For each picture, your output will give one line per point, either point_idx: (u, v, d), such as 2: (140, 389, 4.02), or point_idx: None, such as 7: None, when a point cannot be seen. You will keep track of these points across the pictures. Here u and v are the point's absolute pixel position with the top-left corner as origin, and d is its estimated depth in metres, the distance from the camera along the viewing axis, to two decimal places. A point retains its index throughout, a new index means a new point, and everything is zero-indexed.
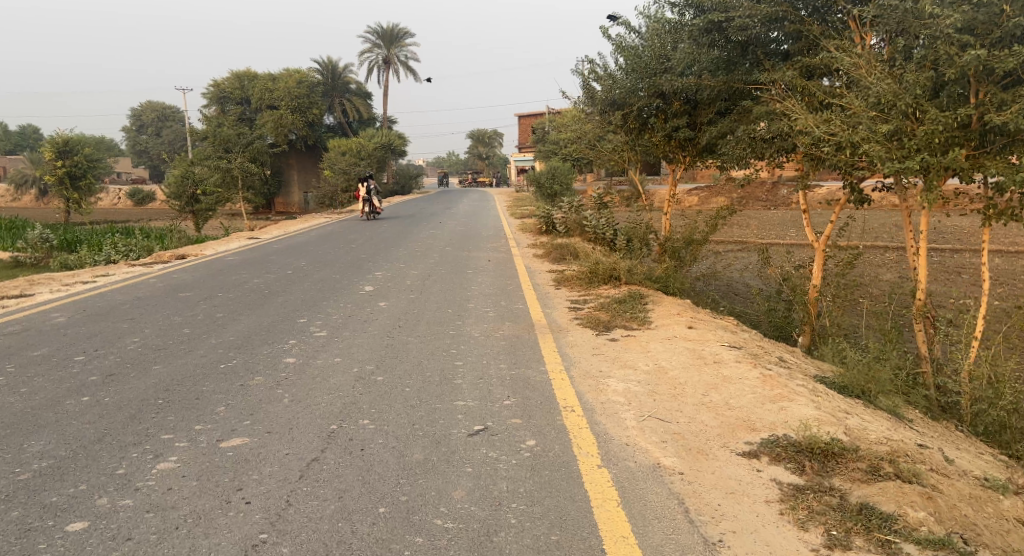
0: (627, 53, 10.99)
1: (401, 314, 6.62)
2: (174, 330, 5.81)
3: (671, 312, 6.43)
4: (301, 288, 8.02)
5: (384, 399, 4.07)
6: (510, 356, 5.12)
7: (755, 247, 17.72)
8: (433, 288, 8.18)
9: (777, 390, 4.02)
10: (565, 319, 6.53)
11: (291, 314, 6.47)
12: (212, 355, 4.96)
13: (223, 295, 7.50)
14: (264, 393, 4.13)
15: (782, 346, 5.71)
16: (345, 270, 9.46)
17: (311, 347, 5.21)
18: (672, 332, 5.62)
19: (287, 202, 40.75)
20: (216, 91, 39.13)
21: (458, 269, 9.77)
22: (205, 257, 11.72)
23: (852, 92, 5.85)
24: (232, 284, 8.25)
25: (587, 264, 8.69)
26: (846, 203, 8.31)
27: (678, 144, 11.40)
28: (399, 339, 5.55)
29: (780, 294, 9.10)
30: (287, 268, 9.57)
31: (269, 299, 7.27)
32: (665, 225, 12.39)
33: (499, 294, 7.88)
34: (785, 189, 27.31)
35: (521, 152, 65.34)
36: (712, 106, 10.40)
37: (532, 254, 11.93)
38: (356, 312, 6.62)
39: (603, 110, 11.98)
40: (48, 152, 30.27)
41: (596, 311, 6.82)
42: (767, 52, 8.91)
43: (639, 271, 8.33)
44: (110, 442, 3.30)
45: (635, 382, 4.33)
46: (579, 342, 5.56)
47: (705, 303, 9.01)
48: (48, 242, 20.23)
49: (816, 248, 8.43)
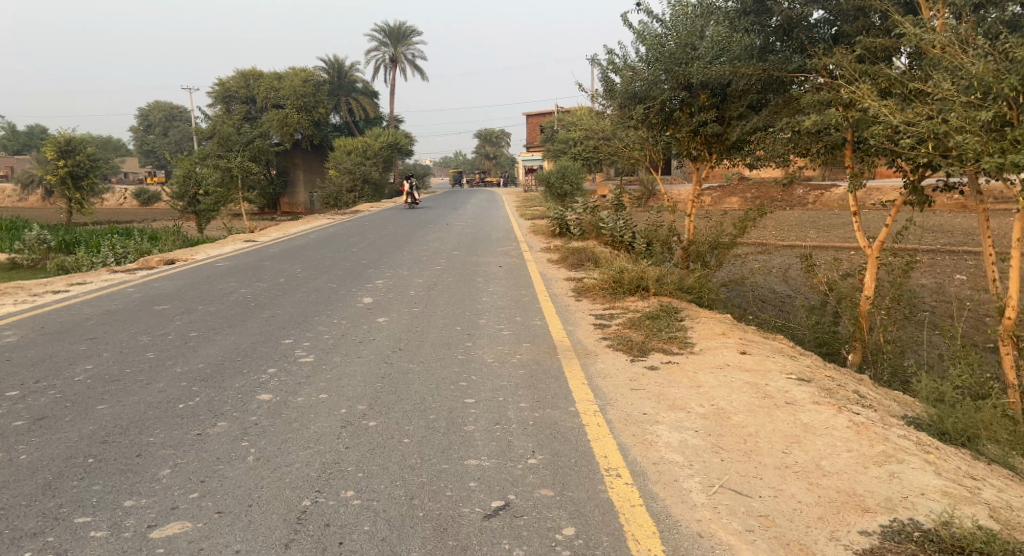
0: (650, 41, 10.12)
1: (402, 334, 5.74)
2: (136, 354, 4.95)
3: (714, 331, 5.55)
4: (293, 300, 7.14)
5: (375, 455, 3.19)
6: (531, 390, 4.25)
7: (778, 251, 16.80)
8: (441, 301, 7.31)
9: (881, 449, 3.13)
10: (590, 339, 5.64)
11: (275, 333, 5.60)
12: (174, 390, 4.10)
13: (203, 308, 6.65)
14: (225, 447, 3.26)
15: (851, 376, 4.83)
16: (344, 278, 8.59)
17: (293, 379, 4.35)
18: (722, 359, 4.73)
19: (293, 203, 40.50)
20: (222, 90, 38.30)
21: (467, 277, 8.92)
22: (194, 261, 10.89)
23: (936, 74, 4.97)
24: (217, 295, 7.40)
25: (610, 272, 7.79)
26: (904, 204, 7.36)
27: (704, 140, 10.48)
28: (399, 368, 4.68)
29: (825, 306, 8.18)
30: (279, 276, 8.71)
31: (254, 314, 6.40)
32: (688, 227, 11.49)
33: (513, 307, 7.02)
34: (801, 188, 26.47)
35: (529, 151, 64.62)
36: (743, 98, 9.49)
37: (546, 259, 11.06)
38: (351, 331, 5.76)
39: (622, 104, 11.07)
40: (49, 150, 29.60)
41: (625, 329, 5.94)
42: (811, 37, 8.06)
43: (669, 281, 7.45)
44: (3, 535, 2.49)
45: (693, 432, 3.44)
46: (611, 371, 4.67)
47: (740, 315, 8.11)
48: (45, 243, 19.55)
49: (869, 254, 7.48)
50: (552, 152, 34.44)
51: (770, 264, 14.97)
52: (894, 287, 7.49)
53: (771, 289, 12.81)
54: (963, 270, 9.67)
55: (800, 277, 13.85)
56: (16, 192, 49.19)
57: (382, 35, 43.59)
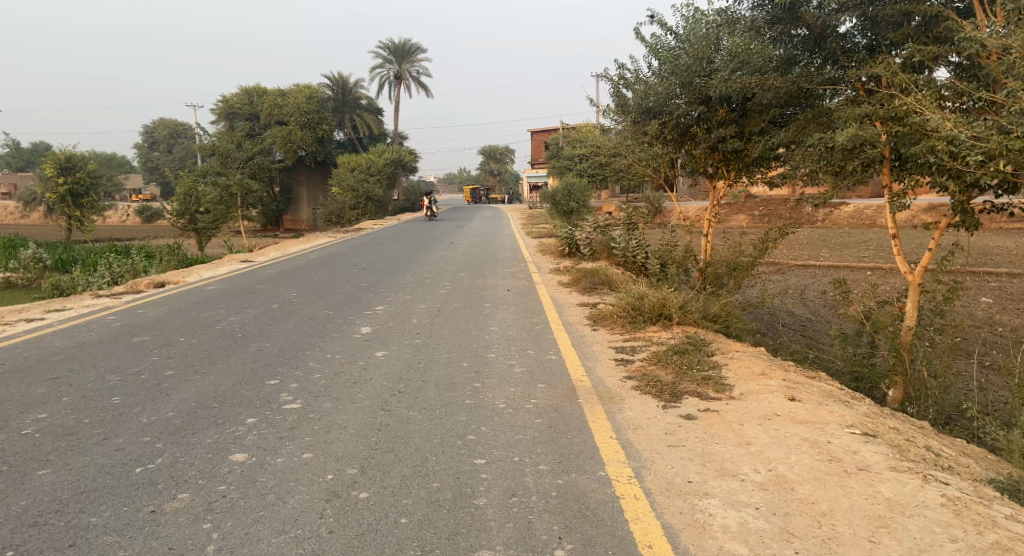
0: (665, 54, 9.62)
1: (402, 371, 5.13)
2: (99, 399, 4.34)
3: (752, 370, 4.94)
4: (284, 330, 6.55)
5: (365, 546, 2.62)
6: (551, 446, 3.63)
7: (794, 272, 16.24)
8: (445, 330, 6.70)
9: (993, 541, 2.54)
10: (613, 379, 5.02)
11: (261, 371, 5.01)
12: (134, 448, 3.50)
13: (185, 341, 6.07)
14: (182, 533, 2.69)
15: (915, 426, 4.23)
16: (341, 304, 7.99)
17: (275, 433, 3.76)
18: (770, 408, 4.11)
19: (296, 220, 40.08)
20: (225, 107, 37.93)
21: (474, 302, 8.35)
22: (184, 284, 10.31)
23: (1016, 82, 4.63)
24: (202, 325, 6.81)
25: (629, 298, 7.20)
26: (950, 226, 6.75)
27: (722, 157, 9.90)
28: (398, 417, 4.08)
29: (861, 334, 7.57)
30: (272, 302, 8.13)
31: (240, 347, 5.80)
32: (706, 246, 10.91)
33: (524, 338, 6.41)
34: (810, 206, 25.97)
35: (533, 168, 64.41)
36: (765, 113, 8.97)
37: (556, 281, 10.50)
38: (345, 368, 5.17)
39: (635, 120, 10.54)
40: (49, 167, 29.22)
41: (651, 365, 5.34)
42: (843, 47, 7.52)
43: (694, 309, 6.88)
44: None
45: (753, 510, 2.84)
46: (642, 421, 4.05)
47: (768, 345, 7.48)
48: (41, 262, 19.04)
49: (911, 280, 6.86)
50: (557, 168, 34.09)
51: (788, 286, 14.40)
52: (938, 316, 6.87)
53: (790, 313, 12.25)
54: (993, 293, 9.33)
55: (817, 301, 13.28)
56: (17, 209, 48.76)
57: (386, 52, 43.46)
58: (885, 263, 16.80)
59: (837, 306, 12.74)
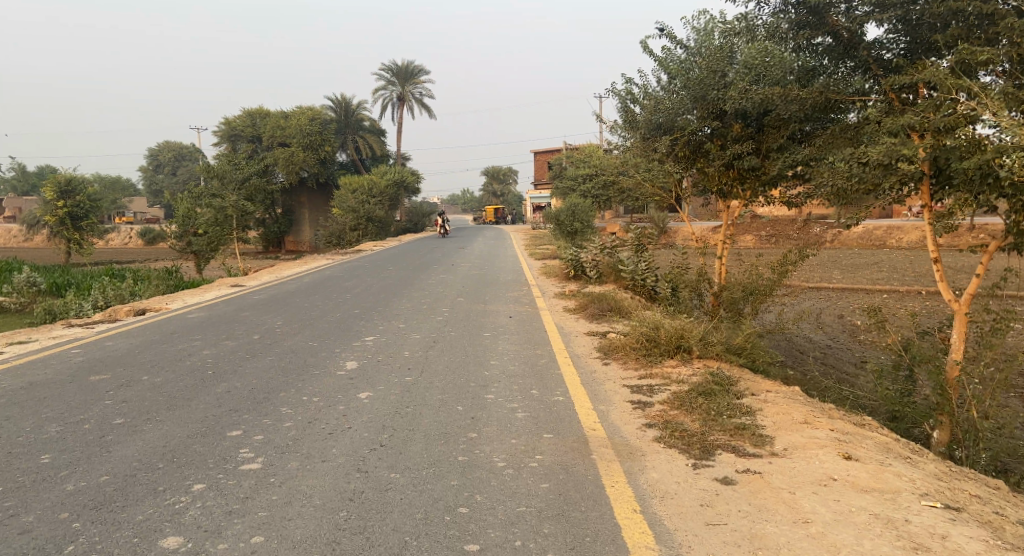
0: (677, 66, 9.03)
1: (388, 417, 4.46)
2: (25, 458, 3.66)
3: (793, 419, 4.28)
4: (261, 366, 5.88)
5: None
6: (561, 523, 2.98)
7: (810, 295, 15.57)
8: (440, 365, 6.02)
9: None
10: (630, 428, 4.35)
11: (224, 419, 4.34)
12: (43, 530, 2.84)
13: (148, 380, 5.40)
14: None
15: (994, 491, 3.58)
16: (327, 335, 7.31)
17: (224, 505, 3.10)
18: (824, 472, 3.45)
19: (298, 241, 39.59)
20: (227, 129, 37.61)
21: (473, 331, 7.71)
22: (165, 312, 9.62)
23: None
24: (170, 361, 6.12)
25: (642, 328, 6.53)
26: (999, 250, 6.09)
27: (738, 175, 9.24)
28: (376, 480, 3.42)
29: (898, 367, 6.86)
30: (254, 333, 7.46)
31: (206, 388, 5.11)
32: (720, 268, 10.25)
33: (527, 375, 5.74)
34: (818, 226, 25.41)
35: (536, 189, 64.08)
36: (783, 128, 8.38)
37: (562, 306, 9.85)
38: (323, 414, 4.51)
39: (645, 136, 9.93)
40: (49, 190, 28.78)
41: (674, 410, 4.68)
42: (875, 56, 6.89)
43: (716, 341, 6.21)
44: None
45: None
46: (671, 485, 3.38)
47: (796, 380, 6.77)
48: (35, 286, 18.44)
49: (956, 309, 6.19)
50: (560, 188, 33.63)
51: (804, 310, 13.73)
52: (987, 348, 6.18)
53: (809, 339, 11.56)
54: None
55: (835, 326, 12.59)
56: (22, 232, 48.68)
57: (390, 74, 43.34)
58: (901, 285, 16.15)
59: (857, 332, 12.04)
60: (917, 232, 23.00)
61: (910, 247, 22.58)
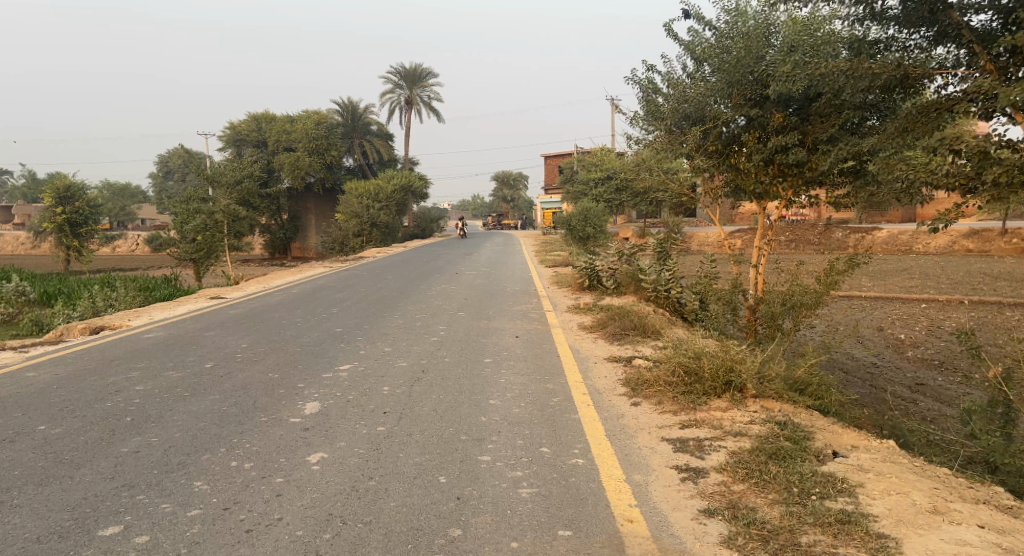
0: (708, 48, 7.70)
1: (339, 498, 3.17)
2: None
3: (918, 510, 2.98)
4: (197, 409, 4.61)
5: None
6: None
7: (845, 305, 14.15)
8: (426, 407, 4.72)
9: None
10: (682, 517, 3.06)
11: (104, 503, 3.09)
12: None
13: (42, 433, 4.13)
14: None
15: None
16: (294, 363, 6.02)
17: None
18: None
19: (303, 247, 38.58)
20: (232, 133, 36.05)
21: (472, 356, 6.42)
22: (119, 332, 8.35)
23: None
24: (86, 401, 4.86)
25: (680, 359, 5.17)
26: None
27: (779, 171, 7.75)
28: None
29: (995, 405, 5.48)
30: (208, 361, 6.18)
31: (108, 447, 3.85)
32: (758, 278, 8.88)
33: (537, 421, 4.44)
34: (841, 231, 24.31)
35: (546, 194, 62.92)
36: (838, 115, 7.02)
37: (576, 322, 8.51)
38: (249, 492, 3.23)
39: (670, 129, 8.58)
40: (49, 196, 27.73)
41: (738, 485, 3.36)
42: (967, 22, 5.54)
43: (776, 376, 4.89)
44: None
45: None
46: None
47: (868, 421, 5.43)
48: (25, 295, 17.06)
49: None
50: (571, 193, 32.37)
51: (841, 323, 12.34)
52: None
53: (852, 356, 10.16)
54: None
55: (878, 339, 11.23)
56: (30, 240, 47.91)
57: (396, 77, 42.22)
58: (941, 294, 14.76)
59: (904, 347, 10.64)
60: (946, 236, 21.59)
61: (940, 252, 21.17)
